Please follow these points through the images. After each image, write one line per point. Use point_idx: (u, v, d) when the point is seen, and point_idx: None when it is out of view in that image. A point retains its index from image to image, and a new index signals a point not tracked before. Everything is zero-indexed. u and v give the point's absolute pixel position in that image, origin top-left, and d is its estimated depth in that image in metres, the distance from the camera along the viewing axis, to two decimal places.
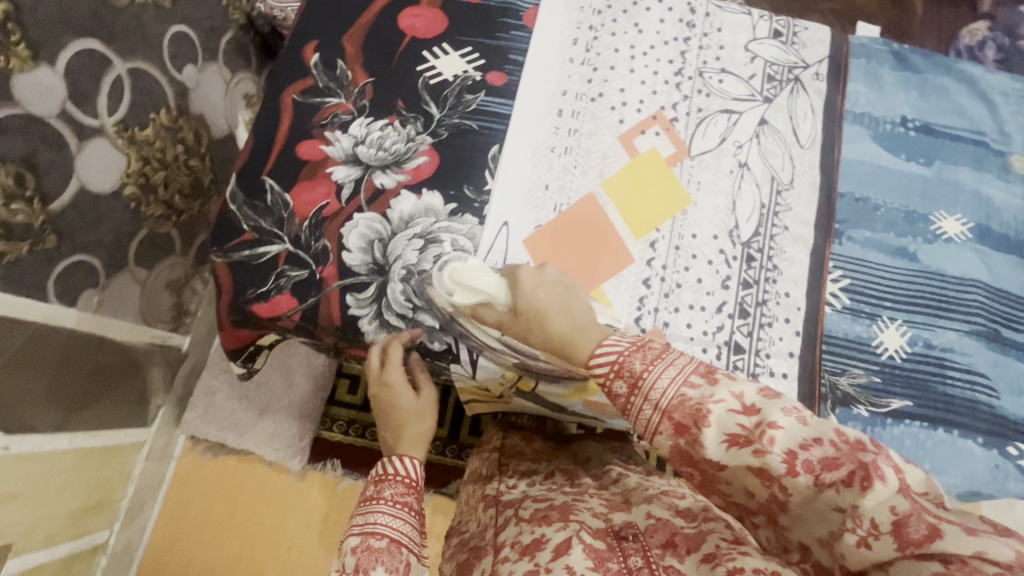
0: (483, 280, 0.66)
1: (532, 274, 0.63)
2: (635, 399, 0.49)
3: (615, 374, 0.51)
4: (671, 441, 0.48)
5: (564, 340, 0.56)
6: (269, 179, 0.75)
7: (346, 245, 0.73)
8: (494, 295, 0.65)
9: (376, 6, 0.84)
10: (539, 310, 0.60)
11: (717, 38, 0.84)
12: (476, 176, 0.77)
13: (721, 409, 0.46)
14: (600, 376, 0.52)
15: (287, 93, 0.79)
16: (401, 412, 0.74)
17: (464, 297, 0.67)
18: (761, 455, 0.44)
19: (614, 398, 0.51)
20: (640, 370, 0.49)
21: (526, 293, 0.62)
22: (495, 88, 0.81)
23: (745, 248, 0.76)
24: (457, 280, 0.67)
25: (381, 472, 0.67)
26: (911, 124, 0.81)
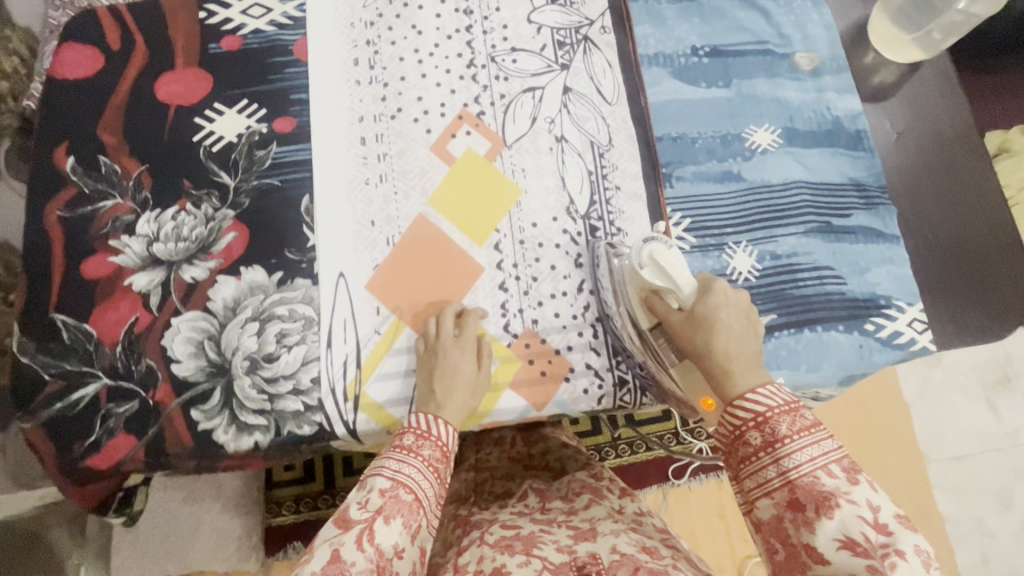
0: (683, 274, 0.61)
1: (727, 294, 0.61)
2: (764, 456, 0.55)
3: (756, 425, 0.56)
4: (777, 508, 0.54)
5: (729, 373, 0.58)
6: (60, 314, 0.66)
7: (173, 356, 0.66)
8: (683, 289, 0.61)
9: (124, 84, 0.74)
10: (718, 324, 0.60)
11: (498, 18, 0.81)
12: (294, 235, 0.71)
13: (850, 508, 0.50)
14: (738, 419, 0.57)
15: (49, 211, 0.69)
16: (455, 376, 0.64)
17: (653, 276, 0.62)
18: (875, 571, 0.48)
19: (744, 442, 0.56)
20: (782, 434, 0.54)
21: (718, 310, 0.60)
22: (286, 136, 0.75)
23: (586, 221, 0.75)
24: (656, 259, 0.62)
25: (425, 430, 0.62)
26: (701, 51, 0.83)
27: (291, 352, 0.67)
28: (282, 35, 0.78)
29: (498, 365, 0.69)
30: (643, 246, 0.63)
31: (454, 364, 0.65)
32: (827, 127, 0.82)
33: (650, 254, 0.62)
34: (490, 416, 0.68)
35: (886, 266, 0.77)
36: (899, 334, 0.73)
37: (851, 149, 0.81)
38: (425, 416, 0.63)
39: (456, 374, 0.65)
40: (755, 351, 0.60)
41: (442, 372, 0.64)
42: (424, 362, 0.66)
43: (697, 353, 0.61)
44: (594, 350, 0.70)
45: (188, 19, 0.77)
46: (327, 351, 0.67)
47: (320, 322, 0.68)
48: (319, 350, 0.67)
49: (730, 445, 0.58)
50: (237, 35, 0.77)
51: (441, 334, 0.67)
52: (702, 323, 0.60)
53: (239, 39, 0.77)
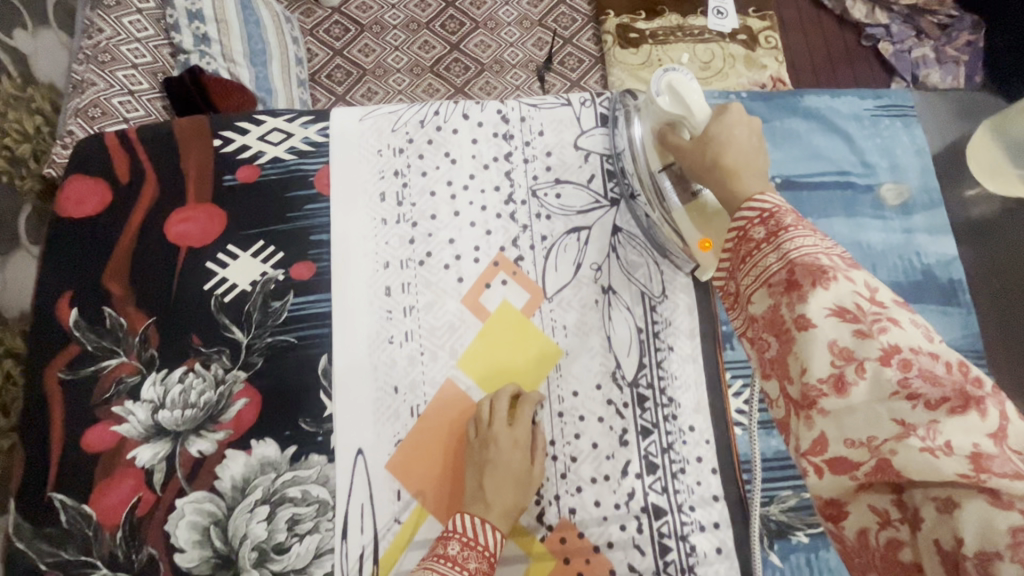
0: (700, 104, 0.60)
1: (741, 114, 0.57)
2: (764, 248, 0.44)
3: (758, 221, 0.45)
4: (772, 297, 0.43)
5: (738, 178, 0.51)
6: (57, 494, 0.61)
7: (176, 544, 0.60)
8: (696, 116, 0.60)
9: (134, 221, 0.68)
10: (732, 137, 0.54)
11: (540, 143, 0.73)
12: (310, 404, 0.64)
13: (847, 284, 0.39)
14: (741, 219, 0.46)
15: (50, 373, 0.63)
16: (506, 471, 0.60)
17: (669, 106, 0.62)
18: (863, 338, 0.37)
19: (744, 243, 0.46)
20: (788, 223, 0.44)
21: (733, 126, 0.55)
22: (304, 284, 0.68)
23: (634, 390, 0.67)
24: (672, 87, 0.63)
25: (472, 538, 0.57)
26: (771, 183, 0.73)
27: (303, 543, 0.61)
28: (303, 165, 0.71)
29: (529, 564, 0.62)
30: (664, 79, 0.64)
31: (506, 458, 0.60)
32: (916, 277, 0.71)
33: (669, 84, 0.63)
34: None
35: None
36: None
37: (942, 304, 0.71)
38: (472, 519, 0.58)
39: (507, 469, 0.60)
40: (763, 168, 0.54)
41: (494, 466, 0.60)
42: (476, 451, 0.62)
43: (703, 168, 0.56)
44: (638, 548, 0.63)
45: (202, 147, 0.71)
46: (342, 541, 0.61)
47: (336, 506, 0.62)
48: (333, 541, 0.61)
49: (731, 256, 0.47)
50: (254, 165, 0.70)
51: (494, 421, 0.62)
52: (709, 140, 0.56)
53: (257, 169, 0.70)
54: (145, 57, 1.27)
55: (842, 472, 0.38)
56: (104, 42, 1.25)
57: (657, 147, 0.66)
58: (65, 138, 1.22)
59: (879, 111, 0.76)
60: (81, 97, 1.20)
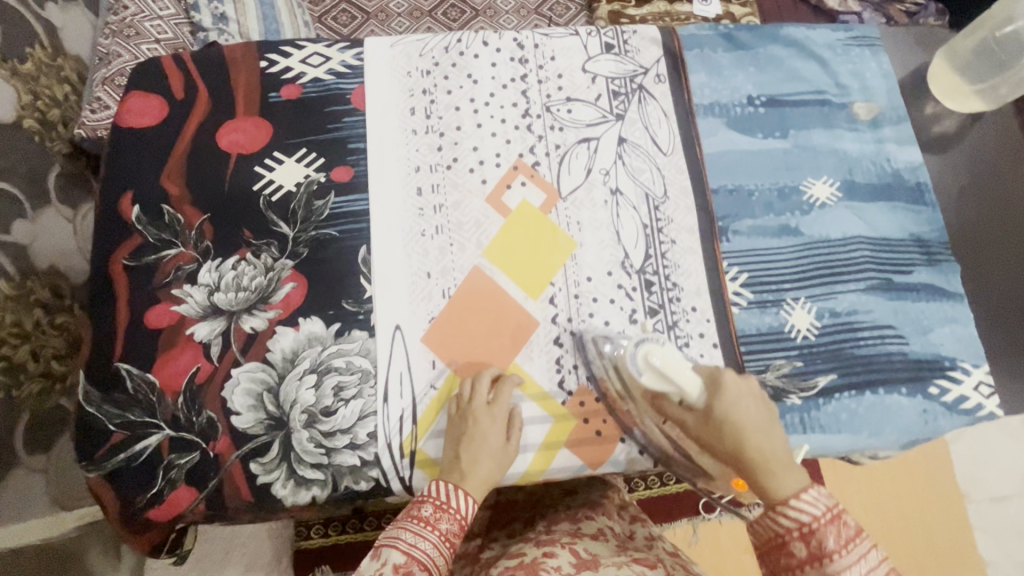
0: (688, 377, 0.62)
1: (737, 389, 0.61)
2: (808, 567, 0.54)
3: (800, 534, 0.54)
4: None
5: (766, 474, 0.58)
6: (124, 364, 0.67)
7: (233, 407, 0.66)
8: (690, 393, 0.62)
9: (188, 132, 0.76)
10: (737, 424, 0.60)
11: (552, 67, 0.82)
12: (351, 287, 0.71)
13: None
14: (782, 526, 0.55)
15: (116, 260, 0.70)
16: (482, 447, 0.64)
17: (653, 380, 0.64)
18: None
19: (790, 552, 0.55)
20: (830, 549, 0.53)
21: (737, 415, 0.60)
22: (343, 185, 0.75)
23: (641, 276, 0.74)
24: (653, 360, 0.63)
25: (444, 501, 0.62)
26: (757, 101, 0.82)
27: (348, 407, 0.67)
28: (341, 83, 0.79)
29: (553, 424, 0.68)
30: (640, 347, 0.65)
31: (483, 436, 0.64)
32: (887, 180, 0.80)
33: (645, 358, 0.63)
34: (546, 475, 0.68)
35: (948, 325, 0.75)
36: (965, 399, 0.71)
37: (912, 203, 0.79)
38: (446, 486, 0.63)
39: (483, 445, 0.64)
40: (785, 445, 0.60)
41: (470, 440, 0.64)
42: (455, 425, 0.66)
43: (727, 452, 0.61)
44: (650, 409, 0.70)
45: (249, 68, 0.78)
46: (384, 405, 0.67)
47: (377, 375, 0.68)
48: (376, 405, 0.67)
49: (766, 541, 0.57)
50: (296, 84, 0.78)
51: (474, 399, 0.66)
52: (720, 425, 0.61)
53: (299, 88, 0.78)
54: (167, 33, 1.41)
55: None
56: (130, 18, 1.38)
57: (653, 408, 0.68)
58: (93, 103, 1.31)
59: (850, 41, 0.86)
60: (109, 69, 1.34)
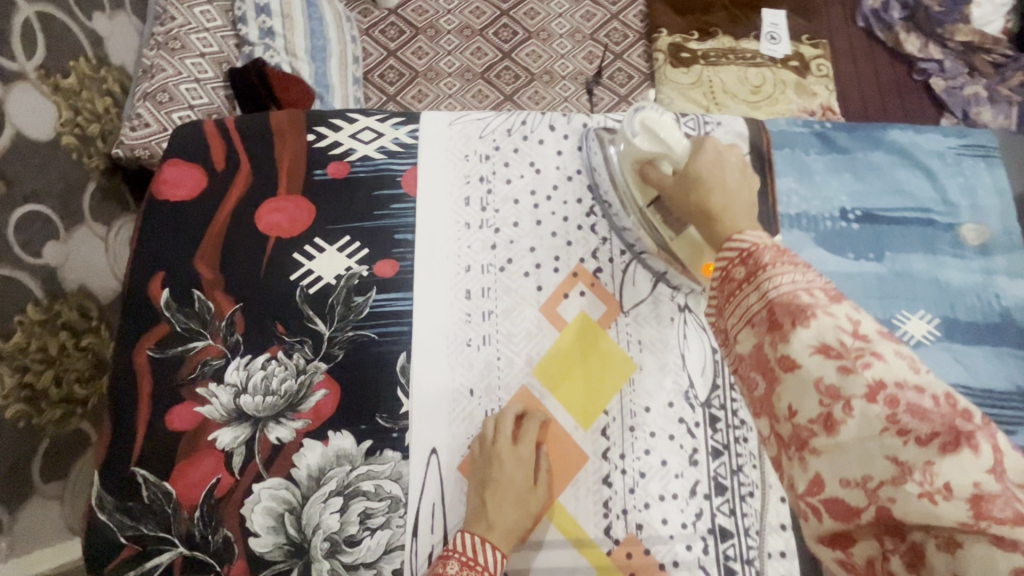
0: (676, 136, 0.63)
1: (718, 150, 0.60)
2: (746, 288, 0.48)
3: (740, 260, 0.50)
4: (756, 336, 0.47)
5: (720, 222, 0.56)
6: (140, 470, 0.62)
7: (252, 528, 0.61)
8: (676, 152, 0.62)
9: (226, 208, 0.70)
10: (703, 175, 0.59)
11: None
12: (387, 399, 0.65)
13: (828, 321, 0.42)
14: (725, 259, 0.51)
15: (140, 349, 0.65)
16: (509, 490, 0.61)
17: (644, 144, 0.64)
18: (847, 374, 0.40)
19: (729, 283, 0.50)
20: (766, 264, 0.48)
21: (710, 167, 0.59)
22: (386, 281, 0.69)
23: (706, 410, 0.67)
24: (646, 124, 0.64)
25: (472, 557, 0.57)
26: (851, 215, 0.73)
27: (374, 538, 0.61)
28: (392, 165, 0.72)
29: None
30: (637, 116, 0.66)
31: (509, 475, 0.61)
32: (993, 319, 0.70)
33: (642, 121, 0.65)
34: None
35: None
36: None
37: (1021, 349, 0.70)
38: (472, 537, 0.58)
39: (512, 485, 0.61)
40: (749, 209, 0.57)
41: (496, 483, 0.61)
42: (479, 466, 0.63)
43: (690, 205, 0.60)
44: (704, 569, 0.62)
45: (296, 139, 0.73)
46: (412, 538, 0.62)
47: (408, 504, 0.63)
48: (404, 537, 0.62)
49: (718, 295, 0.52)
50: (344, 162, 0.72)
51: (499, 438, 0.63)
52: (694, 180, 0.59)
53: (347, 166, 0.72)
54: (211, 47, 1.37)
55: (840, 516, 0.40)
56: (176, 29, 1.34)
57: (639, 181, 0.67)
58: (133, 120, 1.26)
59: (962, 150, 0.77)
60: (151, 83, 1.29)
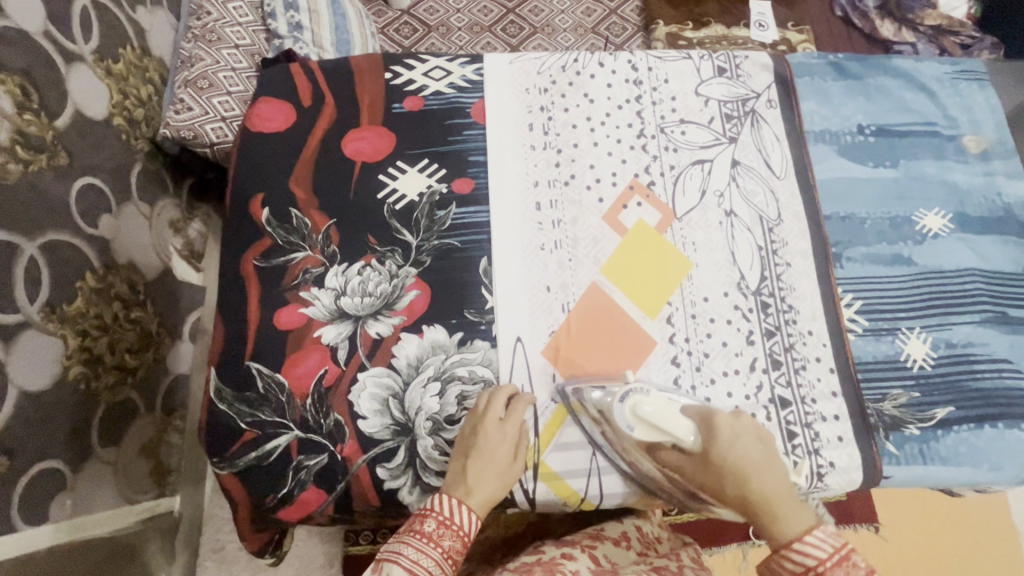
0: (681, 425, 0.62)
1: (733, 427, 0.62)
2: None
3: (809, 574, 0.52)
4: None
5: (776, 512, 0.56)
6: (254, 363, 0.68)
7: (360, 412, 0.67)
8: (685, 440, 0.62)
9: (314, 138, 0.78)
10: (736, 468, 0.59)
11: (666, 89, 0.83)
12: (473, 296, 0.73)
13: None
14: (791, 569, 0.54)
15: (246, 260, 0.72)
16: (490, 465, 0.62)
17: (646, 433, 0.64)
18: None
19: None
20: None
21: (729, 452, 0.60)
22: (464, 196, 0.76)
23: (757, 297, 0.75)
24: (642, 414, 0.64)
25: (448, 517, 0.58)
26: (867, 130, 0.83)
27: None
28: (462, 98, 0.81)
29: None
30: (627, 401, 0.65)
31: (493, 449, 0.63)
32: (997, 213, 0.80)
33: (635, 412, 0.64)
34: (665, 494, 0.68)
35: None
36: None
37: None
38: (450, 500, 0.59)
39: (490, 459, 0.62)
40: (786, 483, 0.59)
41: (479, 455, 0.62)
42: (465, 436, 0.65)
43: (732, 497, 0.60)
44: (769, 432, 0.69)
45: (374, 77, 0.81)
46: None
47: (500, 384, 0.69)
48: None
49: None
50: (419, 96, 0.80)
51: (488, 413, 0.65)
52: (723, 471, 0.60)
53: (421, 100, 0.80)
54: (246, 40, 1.44)
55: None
56: (212, 23, 1.42)
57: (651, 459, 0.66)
58: (176, 104, 1.33)
59: (957, 74, 0.88)
60: (191, 70, 1.36)
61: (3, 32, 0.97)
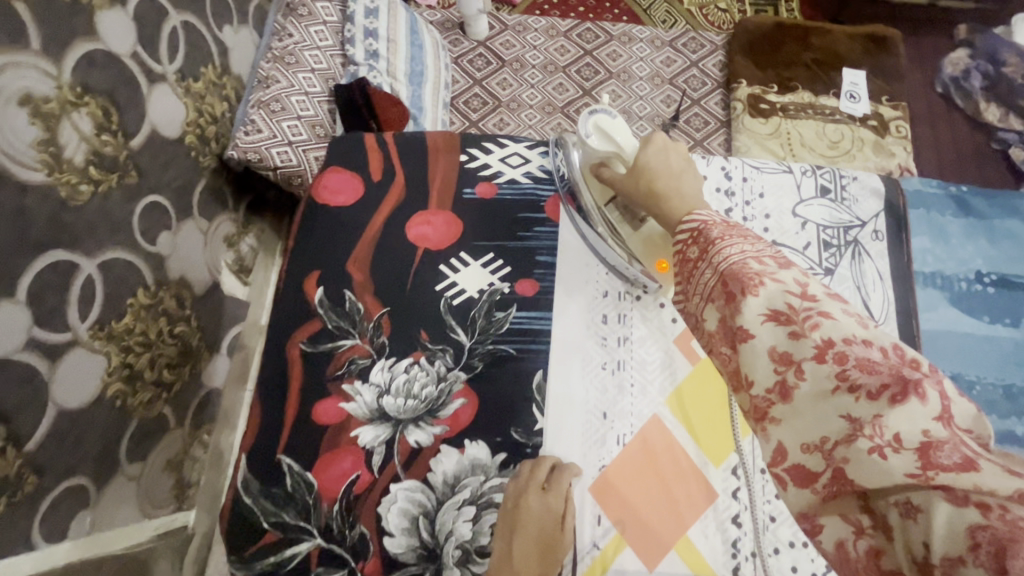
0: (626, 138, 0.70)
1: (665, 142, 0.66)
2: (701, 265, 0.50)
3: (694, 241, 0.52)
4: (716, 311, 0.47)
5: (670, 201, 0.60)
6: (285, 457, 0.64)
7: (387, 528, 0.63)
8: (625, 151, 0.69)
9: (380, 215, 0.74)
10: (650, 169, 0.64)
11: (759, 205, 0.76)
12: (523, 415, 0.67)
13: (775, 286, 0.43)
14: (681, 240, 0.54)
15: (293, 343, 0.69)
16: (535, 537, 0.60)
17: (597, 143, 0.71)
18: (797, 338, 0.41)
19: (685, 264, 0.52)
20: (717, 241, 0.50)
21: (654, 158, 0.64)
22: (527, 299, 0.72)
23: None
24: (599, 126, 0.71)
25: None
26: (987, 279, 0.75)
27: None
28: (537, 191, 0.77)
29: None
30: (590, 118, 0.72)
31: (537, 520, 0.61)
32: None
33: (595, 124, 0.71)
34: None
35: None
36: None
37: None
38: None
39: (535, 531, 0.60)
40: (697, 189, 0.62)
41: (524, 530, 0.60)
42: (508, 512, 0.62)
43: (638, 194, 0.64)
44: None
45: (449, 157, 0.78)
46: None
47: None
48: None
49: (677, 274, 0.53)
50: (492, 183, 0.76)
51: (531, 483, 0.62)
52: (640, 169, 0.64)
53: (494, 188, 0.76)
54: (321, 65, 1.44)
55: (803, 485, 0.40)
56: (292, 45, 1.41)
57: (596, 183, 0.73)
58: (247, 125, 1.30)
59: None
60: (265, 92, 1.34)
61: (92, 54, 0.96)
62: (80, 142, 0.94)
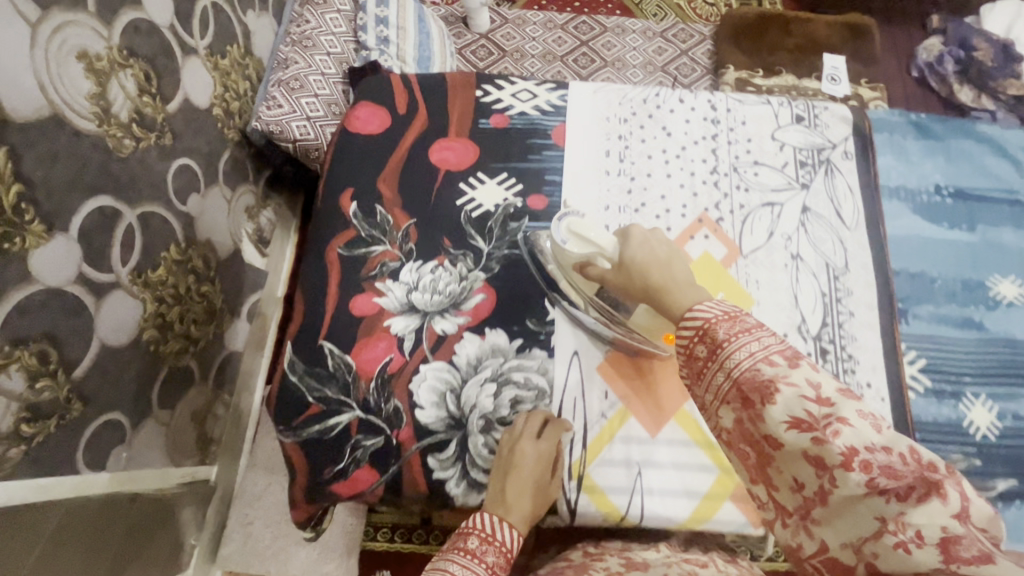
0: (602, 236, 0.68)
1: (645, 236, 0.65)
2: (711, 366, 0.48)
3: (699, 338, 0.49)
4: (734, 412, 0.47)
5: (668, 292, 0.58)
6: (326, 343, 0.73)
7: (418, 402, 0.70)
8: (607, 249, 0.67)
9: (405, 143, 0.84)
10: (639, 263, 0.62)
11: (742, 131, 0.85)
12: (536, 307, 0.75)
13: (791, 392, 0.43)
14: (684, 336, 0.51)
15: (331, 248, 0.77)
16: (526, 481, 0.65)
17: (575, 248, 0.69)
18: (820, 444, 0.41)
19: (692, 362, 0.50)
20: (723, 339, 0.48)
21: (639, 254, 0.63)
22: (537, 212, 0.80)
23: (816, 343, 0.74)
24: (573, 231, 0.69)
25: (491, 534, 0.62)
26: (945, 191, 0.83)
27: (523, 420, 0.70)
28: (543, 121, 0.86)
29: (716, 476, 0.68)
30: (563, 221, 0.71)
31: (530, 465, 0.66)
32: None
33: (569, 229, 0.70)
34: (708, 524, 0.67)
35: None
36: None
37: None
38: (490, 517, 0.63)
39: (526, 476, 0.65)
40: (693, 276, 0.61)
41: (517, 474, 0.65)
42: (503, 459, 0.67)
43: (637, 289, 0.63)
44: None
45: (465, 94, 0.87)
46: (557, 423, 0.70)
47: (553, 394, 0.71)
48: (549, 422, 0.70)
49: (686, 368, 0.51)
50: (504, 115, 0.86)
51: (523, 433, 0.68)
52: (629, 267, 0.63)
53: (506, 118, 0.86)
54: (336, 49, 1.53)
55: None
56: (309, 30, 1.51)
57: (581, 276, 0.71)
58: (268, 101, 1.38)
59: None
60: (285, 72, 1.43)
61: (136, 23, 0.98)
62: (125, 101, 0.93)
